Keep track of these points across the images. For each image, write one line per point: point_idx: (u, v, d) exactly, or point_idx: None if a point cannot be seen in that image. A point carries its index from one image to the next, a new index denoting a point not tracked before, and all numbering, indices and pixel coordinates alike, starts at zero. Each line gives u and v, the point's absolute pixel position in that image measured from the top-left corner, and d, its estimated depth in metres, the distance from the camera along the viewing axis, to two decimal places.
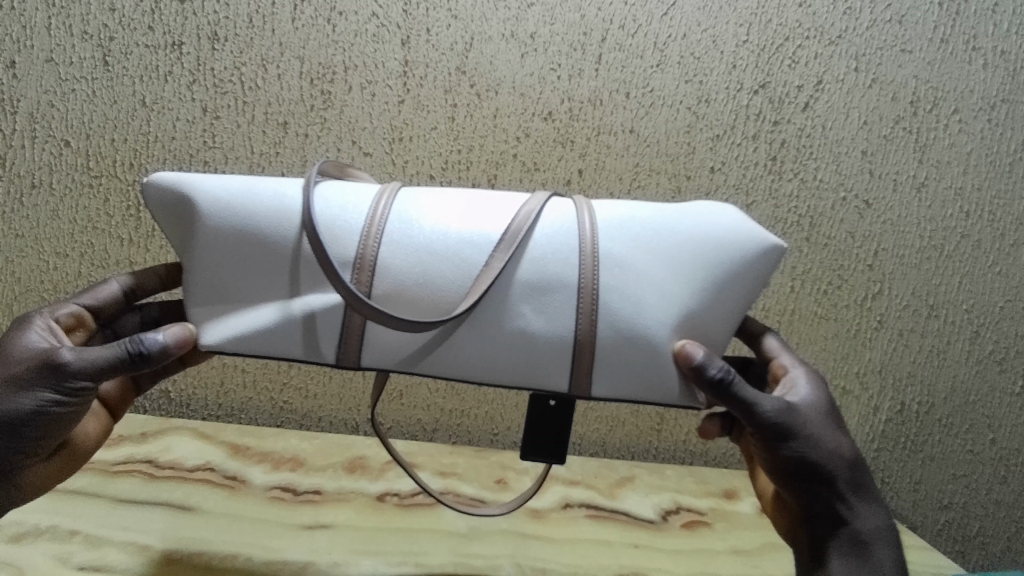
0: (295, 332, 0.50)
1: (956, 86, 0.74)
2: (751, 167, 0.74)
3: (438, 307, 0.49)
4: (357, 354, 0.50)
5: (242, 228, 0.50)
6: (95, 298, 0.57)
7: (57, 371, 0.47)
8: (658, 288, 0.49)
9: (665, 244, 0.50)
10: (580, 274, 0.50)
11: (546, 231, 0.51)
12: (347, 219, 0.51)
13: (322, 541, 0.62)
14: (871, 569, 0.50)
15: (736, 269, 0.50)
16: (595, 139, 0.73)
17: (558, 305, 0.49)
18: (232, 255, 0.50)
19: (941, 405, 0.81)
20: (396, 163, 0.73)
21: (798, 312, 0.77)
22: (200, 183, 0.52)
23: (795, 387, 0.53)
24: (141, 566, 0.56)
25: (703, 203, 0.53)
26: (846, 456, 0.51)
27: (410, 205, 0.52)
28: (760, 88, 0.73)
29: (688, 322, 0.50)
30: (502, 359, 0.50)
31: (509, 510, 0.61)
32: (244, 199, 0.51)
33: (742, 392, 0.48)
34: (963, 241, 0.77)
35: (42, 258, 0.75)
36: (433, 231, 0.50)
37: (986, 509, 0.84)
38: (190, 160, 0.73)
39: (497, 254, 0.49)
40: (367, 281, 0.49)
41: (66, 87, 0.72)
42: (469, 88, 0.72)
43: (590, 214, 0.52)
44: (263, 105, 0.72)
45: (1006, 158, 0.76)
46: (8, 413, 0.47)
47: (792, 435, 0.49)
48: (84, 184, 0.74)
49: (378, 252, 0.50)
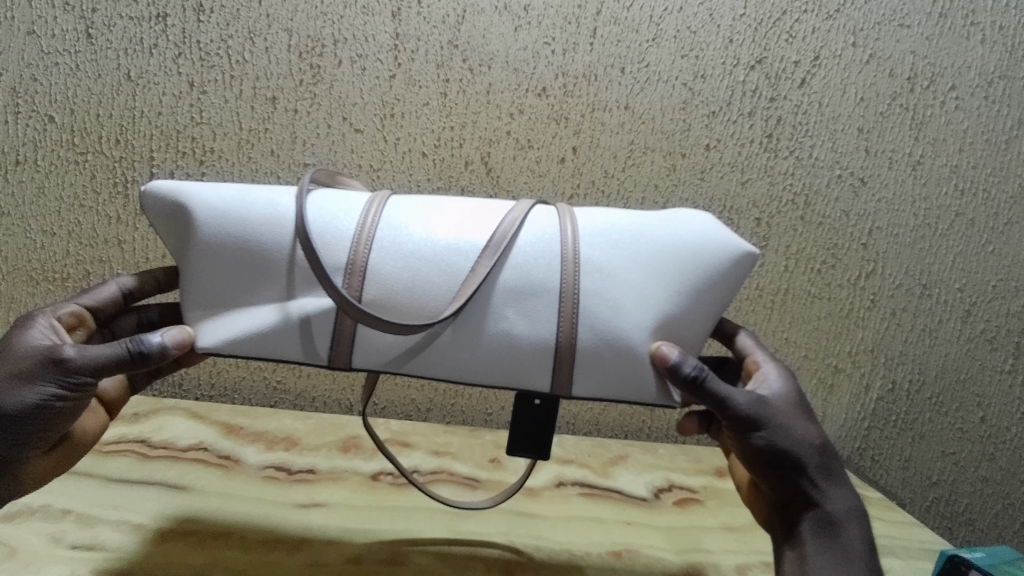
0: (290, 335, 0.49)
1: (954, 62, 0.73)
2: (746, 144, 0.74)
3: (424, 312, 0.49)
4: (347, 354, 0.49)
5: (236, 235, 0.50)
6: (94, 298, 0.56)
7: (59, 366, 0.47)
8: (637, 291, 0.49)
9: (645, 248, 0.50)
10: (560, 280, 0.49)
11: (529, 237, 0.51)
12: (338, 227, 0.50)
13: (316, 519, 0.62)
14: (841, 550, 0.49)
15: (713, 274, 0.50)
16: (590, 115, 0.72)
17: (541, 310, 0.49)
18: (221, 261, 0.50)
19: (931, 384, 0.81)
20: (388, 141, 0.72)
21: (792, 292, 0.77)
22: (193, 190, 0.51)
23: (768, 383, 0.54)
24: (134, 544, 0.56)
25: (679, 209, 0.54)
26: (815, 443, 0.51)
27: (400, 212, 0.52)
28: (757, 64, 0.72)
29: (671, 321, 0.50)
30: (485, 360, 0.49)
31: (491, 505, 0.62)
32: (237, 205, 0.51)
33: (719, 390, 0.48)
34: (958, 219, 0.77)
35: (29, 237, 0.74)
36: (421, 237, 0.50)
37: (974, 486, 0.85)
38: (177, 136, 0.72)
39: (482, 260, 0.49)
40: (358, 285, 0.49)
41: (49, 60, 0.71)
42: (461, 62, 0.71)
43: (569, 220, 0.52)
44: (251, 80, 0.71)
45: (1002, 135, 0.76)
46: (6, 407, 0.46)
47: (762, 426, 0.49)
48: (70, 160, 0.72)
49: (368, 257, 0.49)
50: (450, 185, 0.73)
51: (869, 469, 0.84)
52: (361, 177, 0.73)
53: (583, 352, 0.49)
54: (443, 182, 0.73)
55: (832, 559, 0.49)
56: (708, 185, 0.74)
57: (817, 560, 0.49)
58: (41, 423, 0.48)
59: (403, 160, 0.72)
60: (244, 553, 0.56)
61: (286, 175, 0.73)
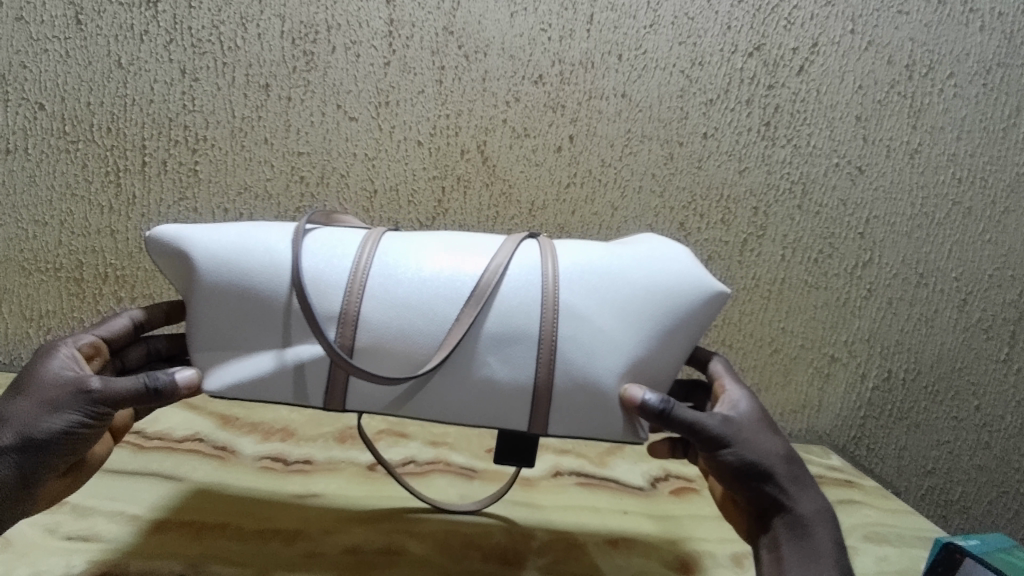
0: (285, 383, 0.49)
1: (953, 49, 0.73)
2: (744, 132, 0.73)
3: (413, 359, 0.49)
4: (342, 390, 0.49)
5: (223, 280, 0.49)
6: (107, 329, 0.54)
7: (87, 395, 0.46)
8: (612, 337, 0.49)
9: (623, 291, 0.50)
10: (540, 327, 0.49)
11: (513, 281, 0.50)
12: (332, 274, 0.49)
13: (312, 510, 0.61)
14: (814, 553, 0.48)
15: (686, 316, 0.50)
16: (586, 103, 0.72)
17: (524, 358, 0.49)
18: (211, 307, 0.49)
19: (927, 372, 0.81)
20: (383, 129, 0.71)
21: (788, 281, 0.77)
22: (187, 232, 0.51)
23: (735, 402, 0.53)
24: (129, 535, 0.56)
25: (658, 249, 0.53)
26: (781, 452, 0.51)
27: (393, 254, 0.51)
28: (755, 51, 0.72)
29: (648, 362, 0.50)
30: (476, 399, 0.49)
31: (479, 506, 0.63)
32: (224, 248, 0.50)
33: (687, 416, 0.48)
34: (955, 208, 0.77)
35: (21, 227, 0.73)
36: (405, 281, 0.50)
37: (968, 475, 0.85)
38: (170, 124, 0.71)
39: (466, 310, 0.48)
40: (349, 340, 0.48)
41: (38, 47, 0.70)
42: (457, 49, 0.70)
43: (552, 262, 0.51)
44: (243, 66, 0.70)
45: (1000, 123, 0.75)
46: (31, 433, 0.45)
47: (727, 443, 0.49)
48: (61, 149, 0.72)
49: (361, 307, 0.49)
50: (445, 174, 0.73)
51: (864, 458, 0.84)
52: (356, 166, 0.72)
53: (570, 385, 0.49)
54: (438, 171, 0.73)
55: (803, 562, 0.47)
56: (706, 173, 0.74)
57: (793, 561, 0.48)
58: (63, 452, 0.47)
59: (399, 149, 0.72)
60: (239, 544, 0.56)
61: (280, 164, 0.72)
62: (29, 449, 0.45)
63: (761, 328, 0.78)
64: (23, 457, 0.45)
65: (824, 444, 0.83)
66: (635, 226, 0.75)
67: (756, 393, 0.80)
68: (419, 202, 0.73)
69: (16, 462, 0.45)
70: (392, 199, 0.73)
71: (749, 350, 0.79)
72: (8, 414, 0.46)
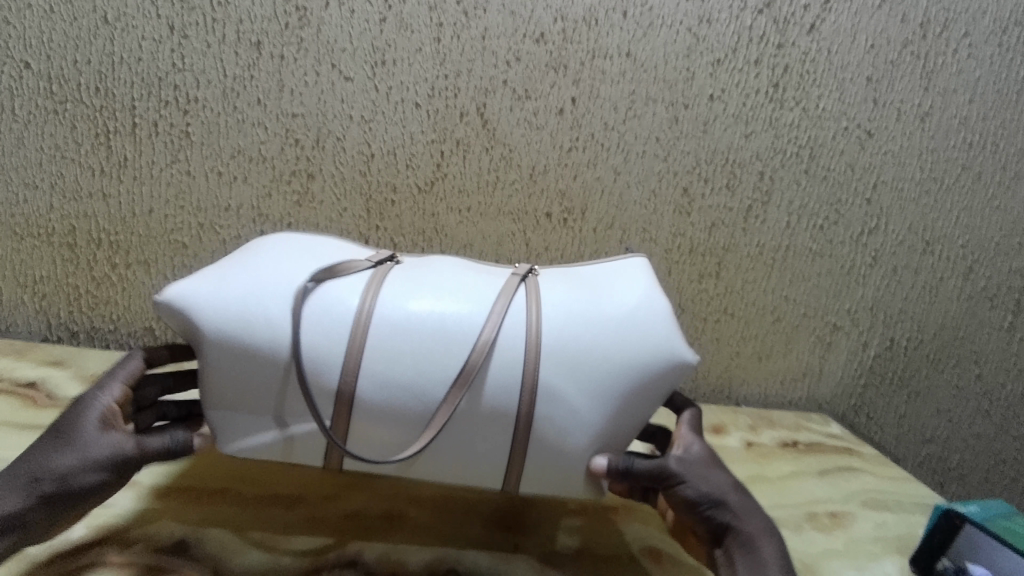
0: (280, 456, 0.50)
1: (967, 8, 0.71)
2: (752, 94, 0.71)
3: (406, 434, 0.48)
4: (338, 458, 0.50)
5: (218, 352, 0.48)
6: (129, 374, 0.52)
7: (125, 455, 0.46)
8: (590, 410, 0.49)
9: (606, 362, 0.49)
10: (520, 405, 0.48)
11: (507, 355, 0.49)
12: (327, 350, 0.48)
13: (312, 475, 0.61)
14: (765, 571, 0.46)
15: (661, 386, 0.50)
16: (589, 63, 0.70)
17: (510, 437, 0.49)
18: (209, 377, 0.49)
19: (929, 341, 0.81)
20: (380, 89, 0.69)
21: (793, 248, 0.76)
22: (186, 291, 0.49)
23: (688, 443, 0.52)
24: (132, 501, 0.55)
25: (642, 308, 0.51)
26: (731, 480, 0.50)
27: (386, 323, 0.49)
28: (765, 7, 0.69)
29: (623, 435, 0.50)
30: (464, 471, 0.49)
31: None
32: (222, 315, 0.48)
33: (645, 466, 0.49)
34: (964, 173, 0.75)
35: (11, 190, 0.72)
36: (396, 358, 0.48)
37: (967, 443, 0.85)
38: (160, 84, 0.69)
39: (457, 393, 0.48)
40: (342, 428, 0.48)
41: (21, 2, 0.67)
42: (455, 5, 0.68)
43: (536, 327, 0.50)
44: (234, 23, 0.67)
45: (1013, 86, 0.73)
46: (69, 486, 0.44)
47: (677, 479, 0.49)
48: (49, 110, 0.70)
49: (356, 386, 0.48)
50: (444, 138, 0.71)
51: (863, 426, 0.85)
52: (352, 129, 0.70)
53: (557, 459, 0.49)
54: (437, 135, 0.71)
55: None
56: (711, 137, 0.72)
57: None
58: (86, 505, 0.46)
59: (397, 111, 0.70)
60: (240, 509, 0.56)
61: (274, 126, 0.70)
62: (60, 502, 0.44)
63: (763, 297, 0.78)
64: (56, 507, 0.44)
65: (824, 412, 0.83)
66: (638, 191, 0.73)
67: (757, 363, 0.80)
68: (417, 166, 0.72)
69: (48, 512, 0.44)
70: (389, 162, 0.71)
71: (751, 320, 0.78)
72: (41, 464, 0.45)
